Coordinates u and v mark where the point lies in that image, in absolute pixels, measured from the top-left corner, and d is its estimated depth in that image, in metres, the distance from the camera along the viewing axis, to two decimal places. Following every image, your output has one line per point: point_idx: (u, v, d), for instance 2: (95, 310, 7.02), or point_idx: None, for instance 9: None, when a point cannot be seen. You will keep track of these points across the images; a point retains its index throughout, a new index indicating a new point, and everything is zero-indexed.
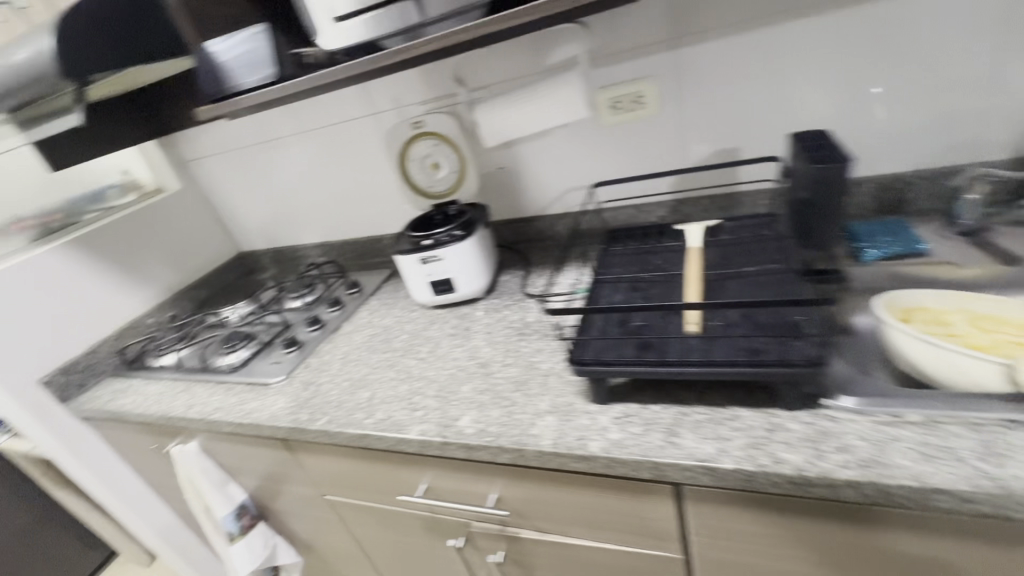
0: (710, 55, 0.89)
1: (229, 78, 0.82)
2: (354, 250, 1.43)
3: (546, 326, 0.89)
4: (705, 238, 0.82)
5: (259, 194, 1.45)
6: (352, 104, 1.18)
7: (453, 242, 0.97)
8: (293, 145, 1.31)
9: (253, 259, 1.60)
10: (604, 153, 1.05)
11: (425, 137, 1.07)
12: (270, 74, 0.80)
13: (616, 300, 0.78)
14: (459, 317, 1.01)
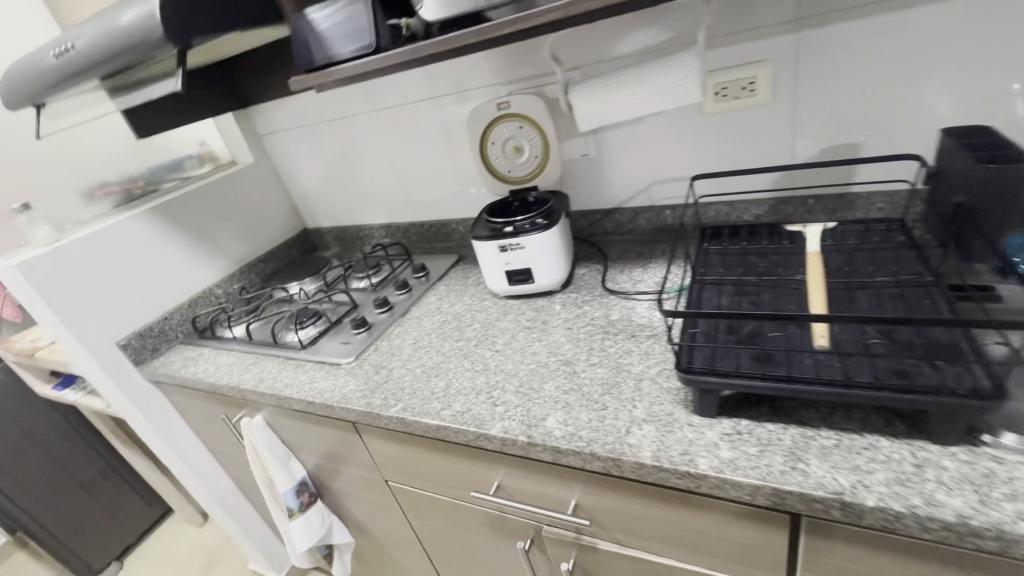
0: (839, 38, 0.80)
1: (326, 49, 0.80)
2: (419, 233, 1.40)
3: (632, 325, 0.83)
4: (824, 242, 0.74)
5: (328, 172, 1.44)
6: (432, 83, 1.14)
7: (534, 231, 0.92)
8: (367, 123, 1.29)
9: (317, 236, 1.60)
10: (700, 144, 0.97)
11: (511, 118, 1.02)
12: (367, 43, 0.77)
13: (721, 304, 0.71)
14: (535, 309, 0.96)
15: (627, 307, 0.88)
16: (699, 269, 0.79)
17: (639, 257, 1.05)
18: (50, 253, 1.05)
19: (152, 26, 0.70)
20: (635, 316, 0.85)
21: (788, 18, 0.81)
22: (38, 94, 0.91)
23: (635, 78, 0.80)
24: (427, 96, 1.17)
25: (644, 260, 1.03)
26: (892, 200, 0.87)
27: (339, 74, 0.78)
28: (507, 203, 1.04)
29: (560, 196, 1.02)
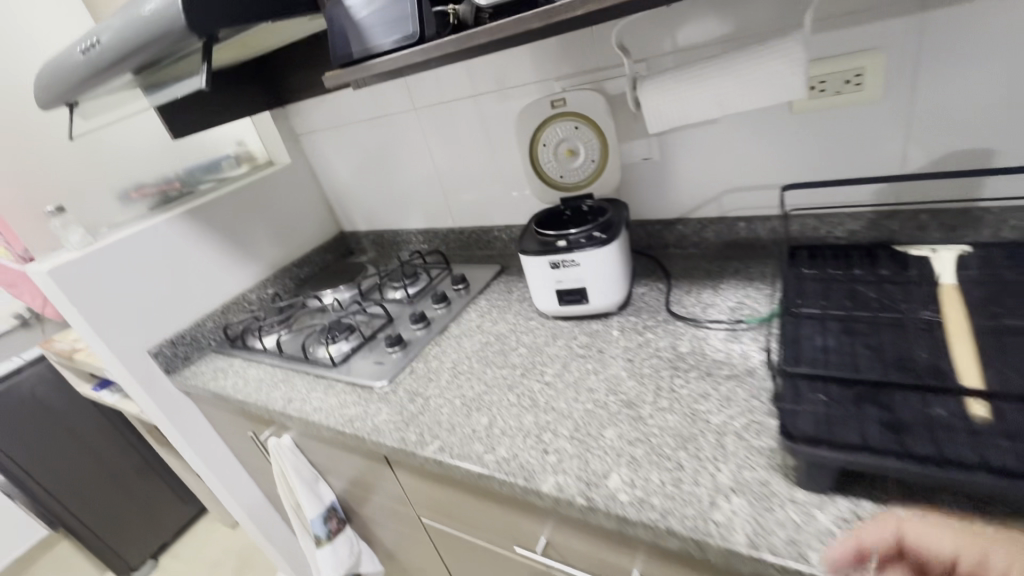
0: (979, 20, 0.64)
1: (364, 41, 0.72)
2: (459, 240, 1.32)
3: (706, 361, 0.71)
4: (959, 272, 0.60)
5: (366, 173, 1.37)
6: (477, 78, 1.05)
7: (591, 246, 0.81)
8: (407, 122, 1.20)
9: (354, 240, 1.54)
10: (786, 148, 0.84)
11: (565, 118, 0.90)
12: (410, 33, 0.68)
13: (827, 346, 0.58)
14: (587, 334, 0.85)
15: (697, 337, 0.76)
16: (793, 299, 0.66)
17: (707, 275, 0.92)
18: (82, 258, 1.02)
19: (174, 18, 0.63)
20: (709, 349, 0.73)
21: None
22: (67, 93, 0.86)
23: (720, 70, 0.67)
24: (472, 94, 1.07)
25: (713, 279, 0.90)
26: None
27: (377, 68, 0.69)
28: (559, 211, 0.94)
29: (620, 205, 0.90)
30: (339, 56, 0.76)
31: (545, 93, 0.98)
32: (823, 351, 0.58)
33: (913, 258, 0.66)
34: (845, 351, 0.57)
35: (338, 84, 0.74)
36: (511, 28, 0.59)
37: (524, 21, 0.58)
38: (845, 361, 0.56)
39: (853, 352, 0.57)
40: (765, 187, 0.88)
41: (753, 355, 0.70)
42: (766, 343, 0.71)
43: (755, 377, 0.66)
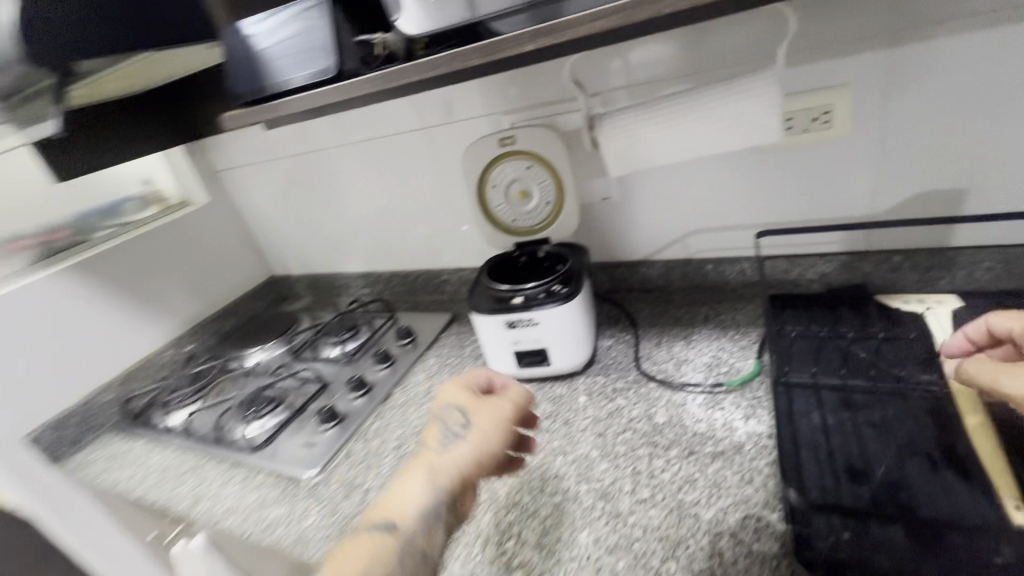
0: (951, 56, 0.60)
1: (272, 77, 0.60)
2: (405, 283, 1.19)
3: (687, 437, 0.62)
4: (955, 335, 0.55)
5: (297, 213, 1.23)
6: (416, 112, 0.95)
7: (551, 303, 0.71)
8: (342, 158, 1.08)
9: (287, 284, 1.38)
10: (752, 187, 0.78)
11: (514, 157, 0.81)
12: (325, 67, 0.57)
13: (827, 426, 0.51)
14: (551, 401, 0.75)
15: (675, 404, 0.68)
16: (780, 364, 0.59)
17: (676, 323, 0.84)
18: None
19: None
20: (689, 420, 0.65)
21: (879, 31, 0.62)
22: None
23: (684, 110, 0.60)
24: (414, 128, 0.97)
25: (683, 328, 0.83)
26: (1007, 260, 0.68)
27: (288, 108, 0.58)
28: (514, 258, 0.84)
29: (580, 253, 0.82)
30: (243, 92, 0.64)
31: (493, 128, 0.89)
32: (824, 433, 0.50)
33: (902, 314, 0.60)
34: (849, 432, 0.50)
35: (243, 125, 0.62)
36: (446, 65, 0.49)
37: (460, 56, 0.48)
38: (849, 447, 0.49)
39: (858, 433, 0.49)
40: (731, 228, 0.82)
41: (737, 426, 0.62)
42: (751, 410, 0.63)
43: (743, 455, 0.58)
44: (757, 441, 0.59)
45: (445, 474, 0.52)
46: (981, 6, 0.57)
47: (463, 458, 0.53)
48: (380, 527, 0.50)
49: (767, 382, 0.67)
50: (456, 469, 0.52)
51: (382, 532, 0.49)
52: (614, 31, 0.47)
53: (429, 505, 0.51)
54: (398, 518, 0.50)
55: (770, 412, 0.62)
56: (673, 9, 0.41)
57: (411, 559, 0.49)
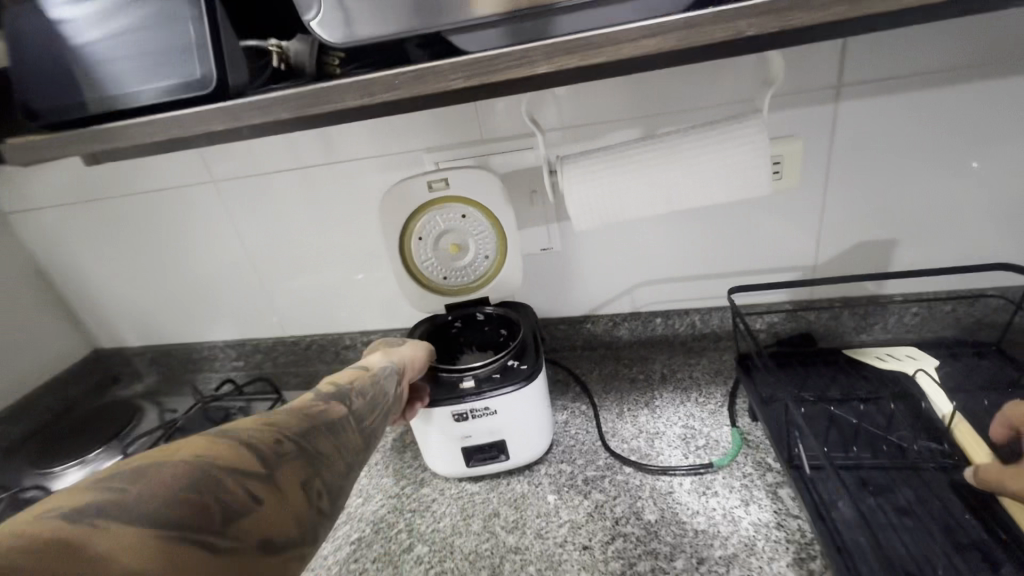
0: (888, 111, 0.61)
1: (107, 90, 0.41)
2: (293, 352, 0.96)
3: (690, 540, 0.52)
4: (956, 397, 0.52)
5: (136, 269, 0.93)
6: (311, 145, 0.76)
7: (509, 387, 0.57)
8: (205, 200, 0.84)
9: (119, 361, 1.04)
10: (701, 237, 0.74)
11: (445, 204, 0.67)
12: (195, 77, 0.39)
13: (861, 520, 0.44)
14: (511, 504, 0.60)
15: (660, 493, 0.58)
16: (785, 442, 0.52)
17: (632, 385, 0.76)
18: None
19: None
20: (685, 516, 0.55)
21: (826, 84, 0.61)
22: None
23: (663, 157, 0.52)
24: (309, 164, 0.78)
25: (641, 390, 0.75)
26: (930, 305, 0.71)
27: (155, 129, 0.39)
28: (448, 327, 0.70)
29: (528, 313, 0.69)
30: (53, 111, 0.42)
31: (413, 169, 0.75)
32: (861, 530, 0.44)
33: (879, 372, 0.58)
34: (885, 526, 0.44)
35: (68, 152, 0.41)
36: (412, 84, 0.37)
37: (433, 75, 0.36)
38: (896, 550, 0.42)
39: (894, 526, 0.44)
40: (681, 280, 0.77)
41: (739, 516, 0.54)
42: (746, 494, 0.56)
43: (759, 557, 0.50)
44: (767, 535, 0.51)
45: (400, 349, 0.60)
46: (917, 67, 0.58)
47: (409, 350, 0.60)
48: (355, 367, 0.56)
49: (753, 456, 0.60)
50: (407, 348, 0.60)
51: (358, 367, 0.56)
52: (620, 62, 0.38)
53: (394, 357, 0.58)
54: (369, 362, 0.57)
55: (769, 495, 0.55)
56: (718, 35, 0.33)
57: (381, 390, 0.54)
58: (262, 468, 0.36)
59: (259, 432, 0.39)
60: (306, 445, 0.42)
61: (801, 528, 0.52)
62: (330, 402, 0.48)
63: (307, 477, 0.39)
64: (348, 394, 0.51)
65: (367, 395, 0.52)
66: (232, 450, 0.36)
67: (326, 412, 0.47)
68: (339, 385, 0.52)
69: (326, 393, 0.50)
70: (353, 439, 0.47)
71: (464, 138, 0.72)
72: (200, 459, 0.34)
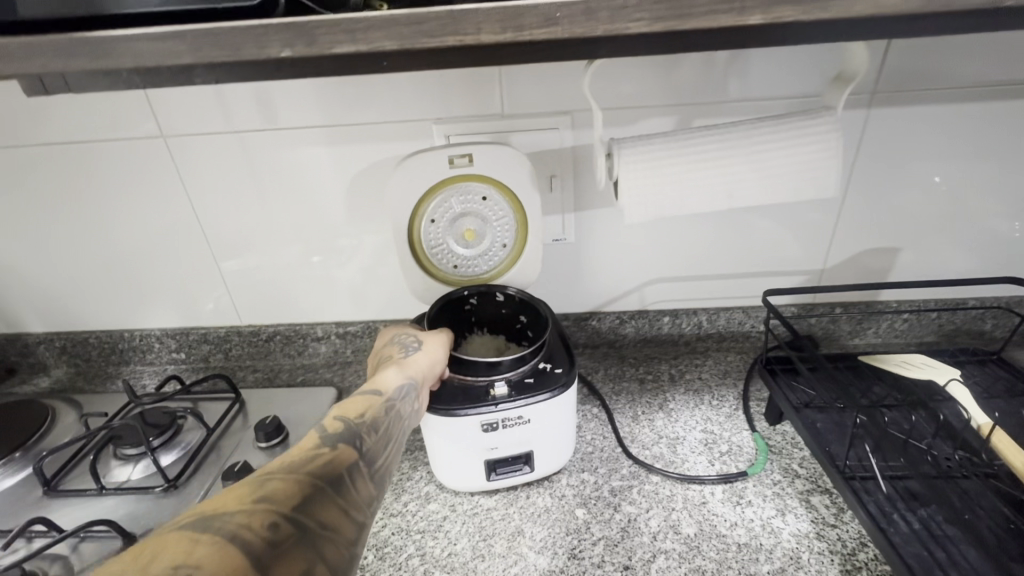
0: (914, 121, 0.62)
1: None
2: (251, 344, 0.83)
3: (734, 555, 0.50)
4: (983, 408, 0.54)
5: (46, 239, 0.75)
6: (295, 102, 0.65)
7: (548, 395, 0.52)
8: (149, 158, 0.69)
9: (17, 350, 0.85)
10: (719, 237, 0.71)
11: (460, 182, 0.59)
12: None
13: (919, 534, 0.44)
14: (534, 520, 0.55)
15: (694, 504, 0.56)
16: (829, 452, 0.51)
17: (643, 385, 0.73)
18: None
19: None
20: (724, 528, 0.53)
21: (864, 88, 0.60)
22: None
23: (726, 149, 0.49)
24: (290, 124, 0.66)
25: (652, 392, 0.72)
26: (921, 313, 0.75)
27: (190, 47, 0.33)
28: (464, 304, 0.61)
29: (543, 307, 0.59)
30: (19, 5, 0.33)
31: (419, 140, 0.66)
32: (920, 544, 0.43)
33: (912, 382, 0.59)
34: (942, 540, 0.43)
35: (82, 68, 0.34)
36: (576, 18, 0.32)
37: (605, 11, 0.33)
38: (957, 562, 0.42)
39: (950, 538, 0.43)
40: (693, 280, 0.75)
41: (779, 526, 0.52)
42: (781, 502, 0.55)
43: (808, 571, 0.48)
44: (810, 546, 0.50)
45: (415, 362, 0.50)
46: (949, 79, 0.60)
47: (425, 357, 0.51)
48: (365, 392, 0.47)
49: (779, 462, 0.59)
50: (422, 357, 0.51)
51: (368, 393, 0.47)
52: (767, 28, 0.35)
53: (412, 373, 0.49)
54: (381, 382, 0.48)
55: (803, 503, 0.54)
56: (898, 7, 0.32)
57: (398, 421, 0.46)
58: (252, 568, 0.28)
59: (249, 512, 0.31)
60: (307, 516, 0.33)
61: (841, 537, 0.51)
62: (338, 447, 0.39)
63: (309, 564, 0.31)
64: (359, 432, 0.42)
65: (380, 430, 0.44)
66: (214, 548, 0.28)
67: (333, 464, 0.38)
68: (349, 419, 0.43)
69: (333, 434, 0.41)
70: (365, 491, 0.39)
71: (482, 110, 0.64)
72: (176, 569, 0.27)
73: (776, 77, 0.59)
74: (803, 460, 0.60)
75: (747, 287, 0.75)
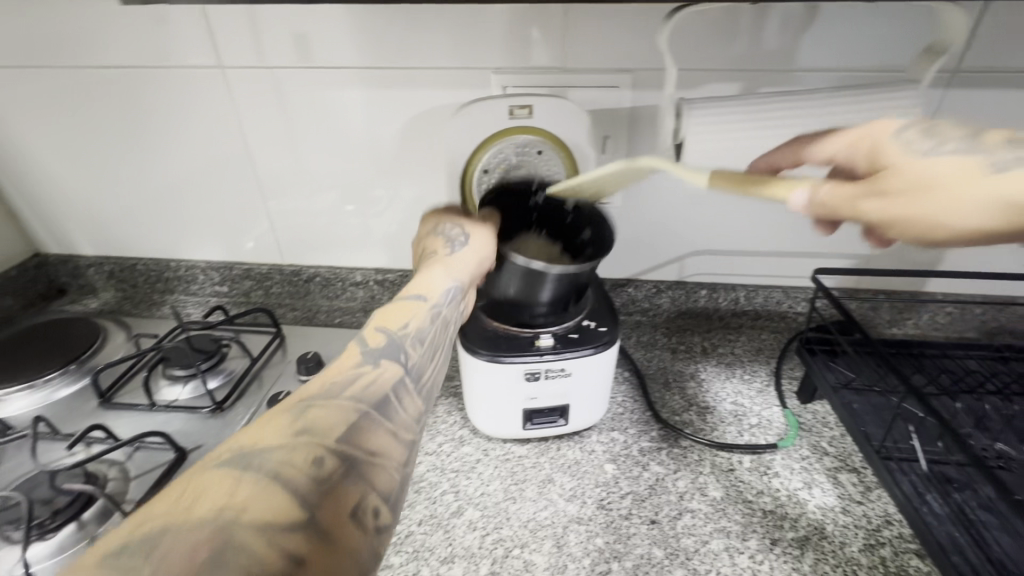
0: (993, 106, 0.59)
1: None
2: (290, 282, 0.85)
3: (759, 520, 0.51)
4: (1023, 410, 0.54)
5: (99, 163, 0.77)
6: (351, 38, 0.64)
7: (593, 352, 0.53)
8: (204, 87, 0.69)
9: (70, 271, 0.88)
10: (770, 211, 0.70)
11: (518, 134, 0.59)
12: None
13: (953, 515, 0.45)
14: (565, 471, 0.57)
15: (722, 470, 0.57)
16: (865, 433, 0.52)
17: (675, 355, 0.73)
18: None
19: None
20: (750, 494, 0.54)
21: (947, 65, 0.58)
22: None
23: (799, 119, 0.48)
24: (346, 61, 0.65)
25: (683, 362, 0.72)
26: (967, 308, 0.73)
27: None
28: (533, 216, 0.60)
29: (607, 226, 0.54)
30: None
31: (476, 90, 0.65)
32: (954, 525, 0.44)
33: (953, 375, 0.59)
34: (975, 523, 0.44)
35: None
36: None
37: None
38: (991, 544, 0.42)
39: (983, 523, 0.44)
40: (735, 254, 0.74)
41: (805, 498, 0.53)
42: (809, 476, 0.56)
43: (831, 541, 0.49)
44: (835, 519, 0.51)
45: (460, 262, 0.49)
46: None
47: (472, 256, 0.50)
48: (409, 294, 0.47)
49: (809, 439, 0.60)
50: (469, 256, 0.50)
51: (411, 295, 0.47)
52: None
53: (457, 275, 0.48)
54: (424, 282, 0.48)
55: (831, 479, 0.55)
56: None
57: (444, 326, 0.47)
58: (303, 505, 0.29)
59: (293, 444, 0.32)
60: (351, 444, 0.34)
61: (866, 514, 0.52)
62: (378, 368, 0.40)
63: (359, 495, 0.32)
64: (403, 345, 0.43)
65: (424, 340, 0.44)
66: (259, 488, 0.29)
67: (374, 391, 0.38)
68: (392, 330, 0.44)
69: (375, 350, 0.42)
70: (409, 411, 0.39)
71: (543, 62, 0.63)
72: (221, 514, 0.27)
73: (852, 48, 0.56)
74: (833, 439, 0.60)
75: (791, 267, 0.74)
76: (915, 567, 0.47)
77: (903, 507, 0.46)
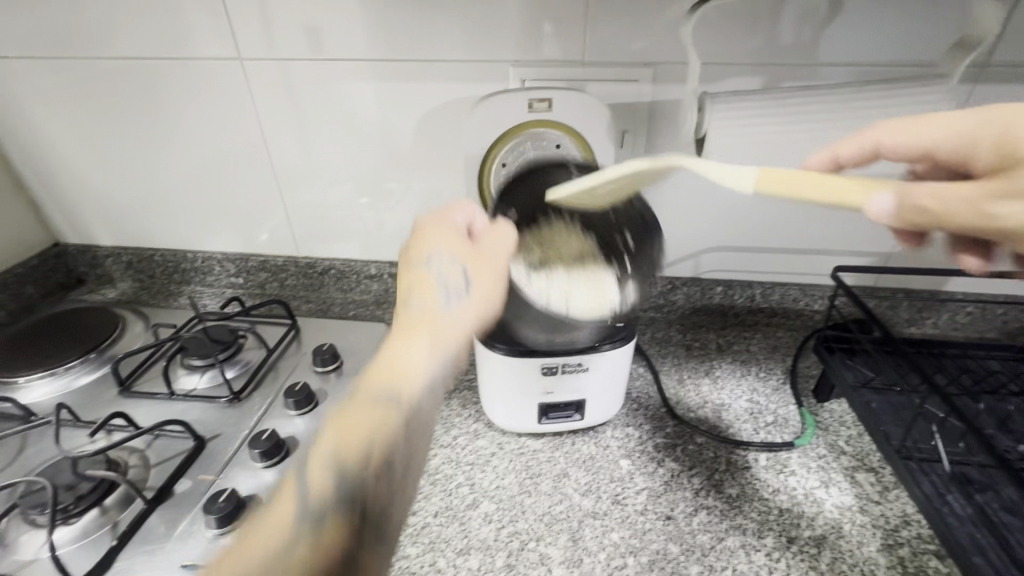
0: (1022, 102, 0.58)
1: None
2: (305, 275, 0.85)
3: (776, 518, 0.51)
4: None
5: (119, 154, 0.78)
6: (369, 29, 0.63)
7: (611, 347, 0.53)
8: (222, 79, 0.69)
9: (89, 261, 0.89)
10: (789, 207, 0.69)
11: (536, 128, 0.59)
12: None
13: (975, 517, 0.44)
14: (580, 465, 0.57)
15: (738, 467, 0.56)
16: (884, 433, 0.51)
17: (689, 352, 0.73)
18: None
19: None
20: (767, 492, 0.54)
21: (976, 59, 0.56)
22: None
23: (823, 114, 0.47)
24: (363, 53, 0.65)
25: (698, 359, 0.72)
26: (988, 308, 0.72)
27: None
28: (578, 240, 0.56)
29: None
30: None
31: (494, 83, 0.65)
32: (976, 527, 0.44)
33: (975, 375, 0.58)
34: (998, 526, 0.44)
35: None
36: None
37: None
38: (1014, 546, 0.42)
39: (1007, 525, 0.44)
40: (752, 251, 0.73)
41: (822, 497, 0.53)
42: (826, 475, 0.55)
43: (848, 540, 0.49)
44: (853, 519, 0.51)
45: (450, 326, 0.40)
46: None
47: (465, 312, 0.41)
48: (383, 387, 0.36)
49: (826, 437, 0.60)
50: (460, 314, 0.41)
51: (388, 390, 0.36)
52: None
53: (445, 349, 0.39)
54: (404, 371, 0.37)
55: (848, 479, 0.55)
56: None
57: (424, 423, 0.37)
58: None
59: None
60: None
61: (884, 514, 0.51)
62: (334, 517, 0.32)
63: None
64: (371, 477, 0.33)
65: (398, 455, 0.35)
66: None
67: (325, 552, 0.31)
68: (358, 450, 0.33)
69: (335, 480, 0.32)
70: (378, 545, 0.33)
71: (563, 56, 0.62)
72: None
73: (878, 42, 0.55)
74: (850, 438, 0.60)
75: (809, 264, 0.73)
76: (934, 568, 0.47)
77: (924, 507, 0.45)
